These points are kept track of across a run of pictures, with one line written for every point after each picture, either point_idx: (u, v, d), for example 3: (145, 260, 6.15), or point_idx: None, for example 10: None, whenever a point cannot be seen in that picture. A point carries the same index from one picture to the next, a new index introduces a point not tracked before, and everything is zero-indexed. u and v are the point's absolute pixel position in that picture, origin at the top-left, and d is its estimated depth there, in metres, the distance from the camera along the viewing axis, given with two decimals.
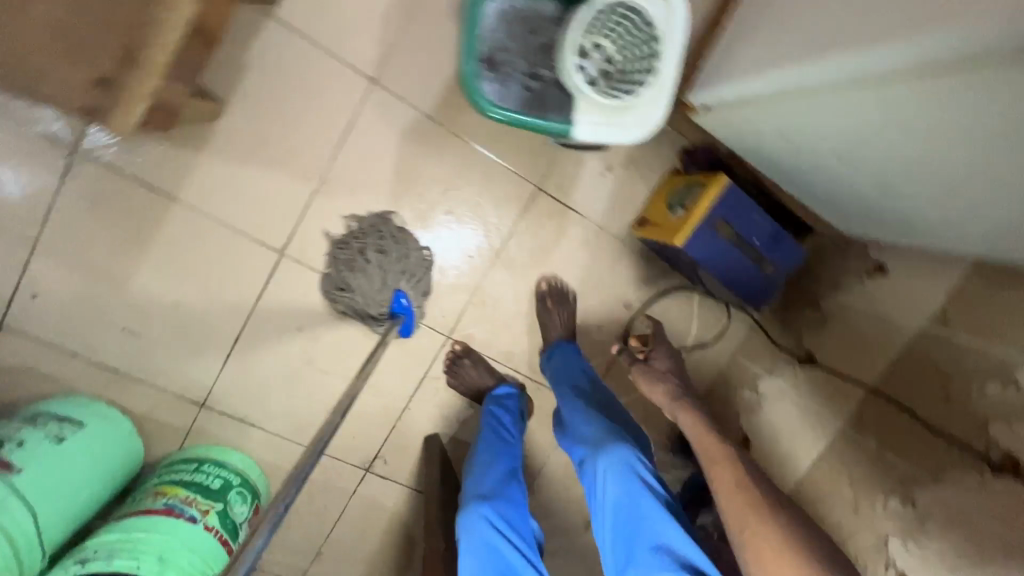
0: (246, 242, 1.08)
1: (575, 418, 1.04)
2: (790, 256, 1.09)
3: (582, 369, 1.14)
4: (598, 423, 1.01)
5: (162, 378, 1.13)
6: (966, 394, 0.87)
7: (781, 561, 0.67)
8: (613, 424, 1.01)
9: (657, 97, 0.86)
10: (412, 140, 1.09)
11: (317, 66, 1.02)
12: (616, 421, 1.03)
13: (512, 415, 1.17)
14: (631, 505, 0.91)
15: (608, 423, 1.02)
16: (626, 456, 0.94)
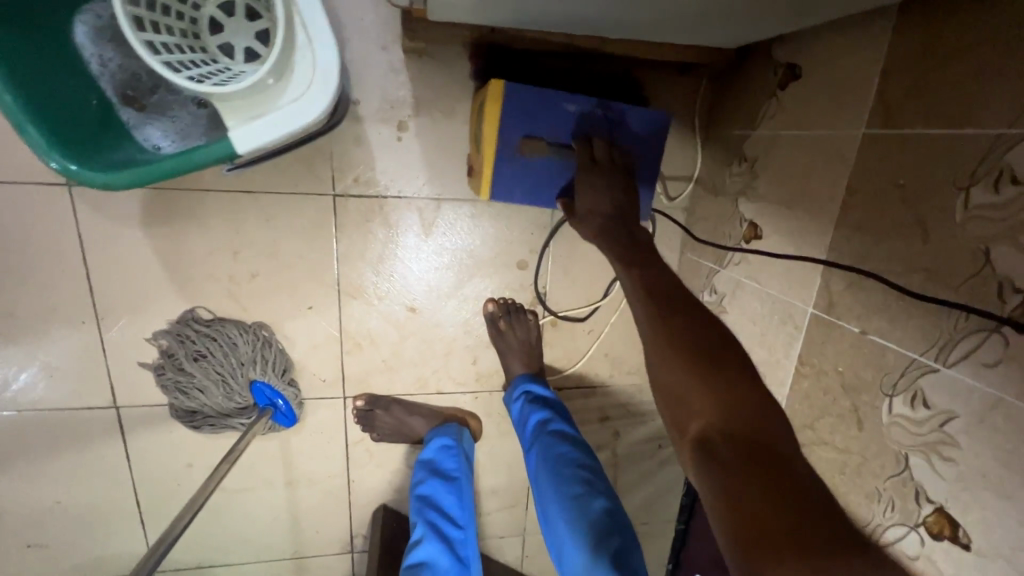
0: (72, 414, 0.95)
1: (555, 520, 0.84)
2: (634, 137, 0.83)
3: (544, 426, 0.93)
4: (583, 533, 0.80)
5: (97, 569, 1.06)
6: (944, 215, 0.55)
7: (716, 397, 0.49)
8: (596, 522, 0.80)
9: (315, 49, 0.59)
10: (158, 220, 0.88)
11: (0, 203, 0.83)
12: (596, 509, 0.82)
13: (456, 492, 0.93)
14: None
15: (596, 523, 0.80)
16: None
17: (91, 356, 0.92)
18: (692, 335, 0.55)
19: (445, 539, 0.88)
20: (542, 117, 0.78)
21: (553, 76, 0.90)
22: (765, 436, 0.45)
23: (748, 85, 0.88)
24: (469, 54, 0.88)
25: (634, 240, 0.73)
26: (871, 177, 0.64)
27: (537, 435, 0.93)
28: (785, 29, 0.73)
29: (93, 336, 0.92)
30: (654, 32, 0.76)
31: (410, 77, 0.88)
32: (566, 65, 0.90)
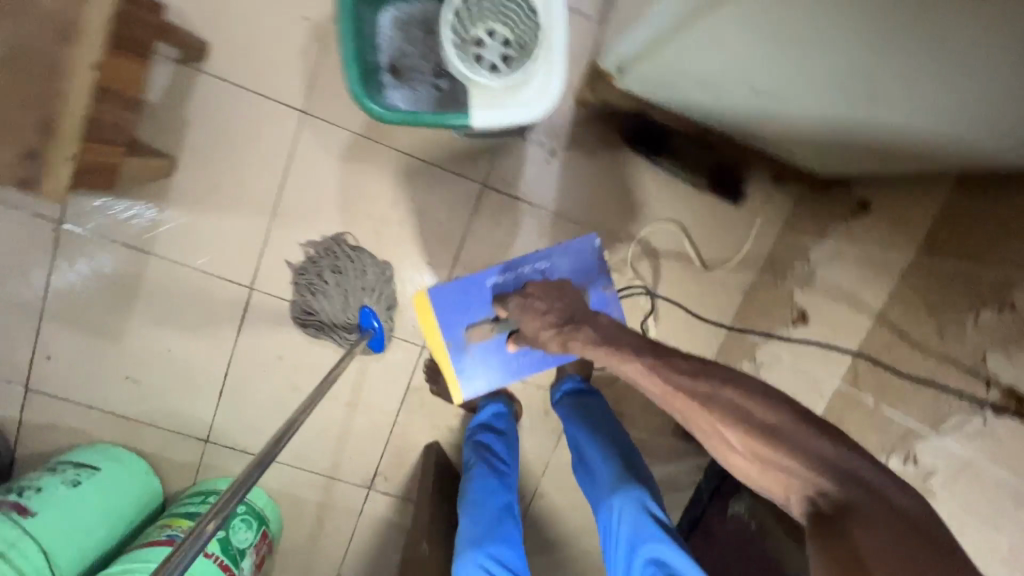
0: (213, 283, 1.16)
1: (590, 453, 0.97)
2: (571, 257, 1.10)
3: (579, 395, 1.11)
4: (607, 458, 0.95)
5: (167, 420, 1.22)
6: (960, 327, 0.74)
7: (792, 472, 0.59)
8: (622, 455, 0.96)
9: (551, 70, 0.83)
10: (349, 159, 1.13)
11: (247, 110, 1.09)
12: (624, 448, 0.98)
13: (506, 441, 1.09)
14: (632, 536, 0.84)
15: (619, 455, 0.95)
16: (638, 494, 0.86)
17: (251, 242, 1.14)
18: (751, 422, 0.62)
19: (490, 466, 1.03)
20: (467, 299, 1.10)
21: (682, 152, 1.14)
22: (852, 500, 0.55)
23: (826, 206, 1.10)
24: (624, 119, 1.14)
25: (600, 327, 0.79)
26: (912, 291, 0.84)
27: (572, 406, 1.08)
28: (868, 169, 0.95)
29: (261, 228, 1.14)
30: (769, 143, 1.00)
31: (572, 119, 1.13)
32: (695, 146, 1.14)
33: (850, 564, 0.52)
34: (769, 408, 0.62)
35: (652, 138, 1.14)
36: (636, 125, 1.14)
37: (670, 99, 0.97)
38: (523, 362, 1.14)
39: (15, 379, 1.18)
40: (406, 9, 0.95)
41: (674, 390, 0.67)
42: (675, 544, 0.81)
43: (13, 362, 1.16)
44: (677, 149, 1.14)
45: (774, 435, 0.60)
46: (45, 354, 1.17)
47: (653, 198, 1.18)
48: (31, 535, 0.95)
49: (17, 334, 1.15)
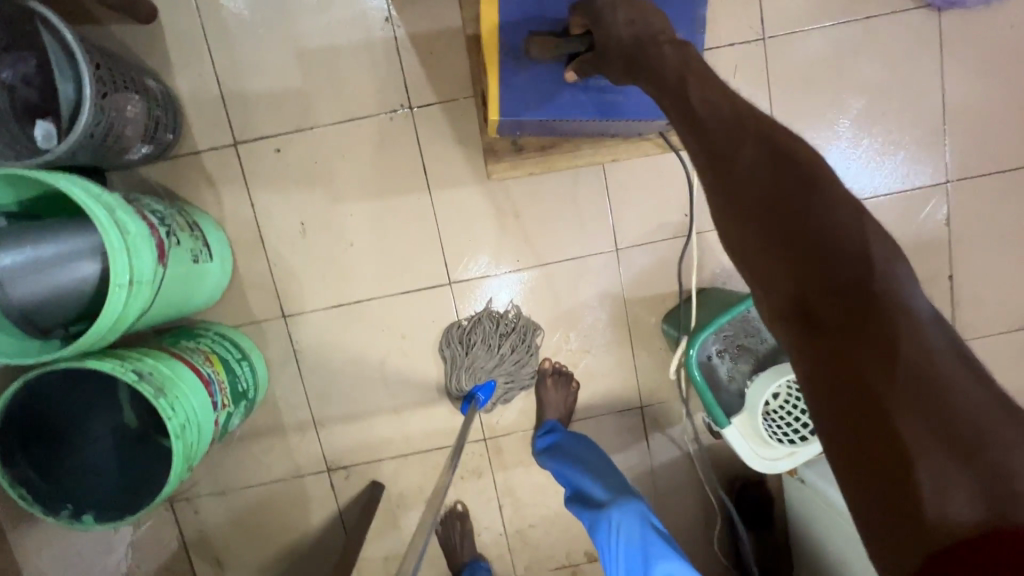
0: (434, 251, 1.22)
1: (580, 479, 1.06)
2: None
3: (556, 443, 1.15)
4: (597, 484, 1.04)
5: (282, 273, 1.22)
6: None
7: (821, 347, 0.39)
8: (608, 480, 1.06)
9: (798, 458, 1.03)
10: (598, 299, 1.26)
11: (592, 207, 1.23)
12: (603, 470, 1.09)
13: None
14: (644, 555, 0.97)
15: (602, 476, 1.06)
16: (638, 508, 0.99)
17: (486, 263, 1.23)
18: (761, 186, 0.45)
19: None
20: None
21: (754, 534, 1.30)
22: (886, 339, 0.37)
23: None
24: (755, 488, 1.30)
25: (662, 67, 0.61)
26: None
27: (561, 444, 1.15)
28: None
29: (504, 264, 1.24)
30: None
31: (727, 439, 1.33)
32: (764, 538, 1.30)
33: (869, 439, 0.36)
34: (827, 268, 0.40)
35: (745, 507, 1.29)
36: (740, 488, 1.30)
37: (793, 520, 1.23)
38: (592, 97, 0.89)
39: (237, 128, 1.17)
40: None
41: (721, 183, 0.48)
42: (674, 551, 0.98)
43: (253, 121, 1.16)
44: (751, 529, 1.29)
45: (789, 227, 0.42)
46: (277, 145, 1.18)
47: None
48: (155, 282, 0.90)
49: (283, 112, 1.16)
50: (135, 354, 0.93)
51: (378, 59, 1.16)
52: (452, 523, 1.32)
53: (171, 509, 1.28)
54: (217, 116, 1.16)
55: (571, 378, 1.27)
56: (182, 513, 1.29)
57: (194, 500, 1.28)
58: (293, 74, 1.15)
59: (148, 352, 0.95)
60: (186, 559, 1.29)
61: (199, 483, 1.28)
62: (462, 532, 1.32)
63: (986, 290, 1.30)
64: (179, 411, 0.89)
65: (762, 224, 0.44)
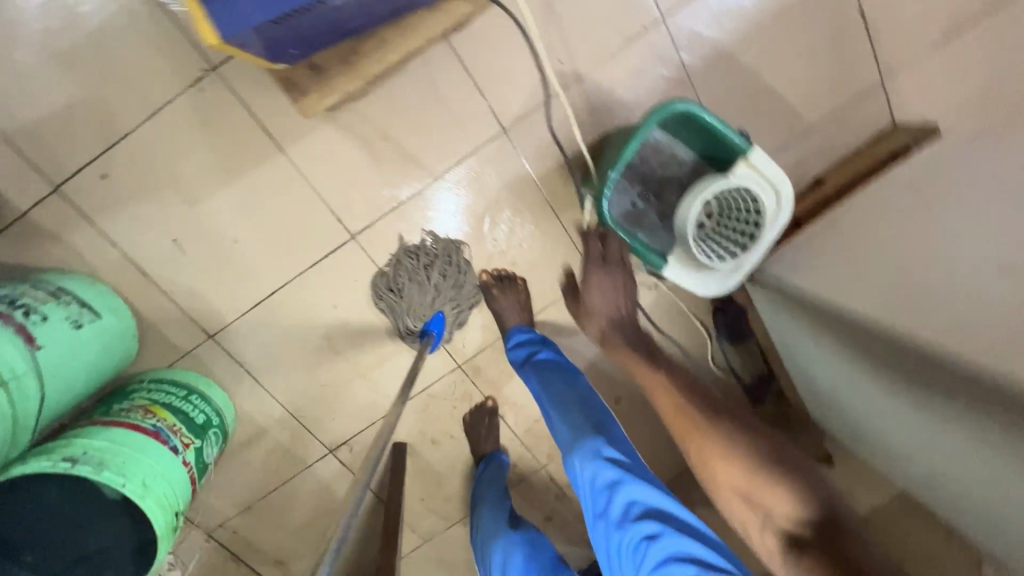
0: (321, 211, 1.12)
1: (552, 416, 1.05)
2: None
3: (530, 357, 1.14)
4: (563, 420, 1.02)
5: (184, 297, 1.14)
6: None
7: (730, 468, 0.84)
8: (573, 413, 1.02)
9: (742, 272, 0.99)
10: (508, 190, 1.18)
11: (459, 96, 1.09)
12: (573, 400, 1.04)
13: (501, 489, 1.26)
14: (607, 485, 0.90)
15: (569, 400, 1.04)
16: (593, 444, 0.94)
17: (379, 202, 1.14)
18: (693, 398, 0.93)
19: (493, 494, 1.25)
20: None
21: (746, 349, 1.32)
22: (833, 526, 0.76)
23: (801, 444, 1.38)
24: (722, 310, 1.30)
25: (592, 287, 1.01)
26: None
27: (529, 362, 1.13)
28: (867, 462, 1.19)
29: (397, 195, 1.14)
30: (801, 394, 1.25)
31: None
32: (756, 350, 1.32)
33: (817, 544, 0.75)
34: (806, 491, 0.80)
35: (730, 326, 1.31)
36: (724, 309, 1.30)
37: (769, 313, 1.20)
38: None
39: (47, 171, 1.02)
40: (668, 136, 1.02)
41: (677, 408, 0.93)
42: (634, 480, 0.90)
43: (59, 155, 1.01)
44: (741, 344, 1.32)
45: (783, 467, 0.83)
46: (100, 170, 1.04)
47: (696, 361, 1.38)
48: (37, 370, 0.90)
49: (85, 133, 1.01)
50: (60, 441, 0.90)
51: (149, 26, 0.97)
52: (471, 430, 1.34)
53: (211, 540, 1.34)
54: (19, 167, 1.01)
55: (514, 278, 1.23)
56: (223, 538, 1.35)
57: (227, 524, 1.34)
58: (68, 84, 0.98)
59: (75, 433, 0.92)
60: (248, 569, 1.38)
61: (223, 510, 1.32)
62: (486, 428, 1.33)
63: (902, 11, 1.17)
64: (131, 474, 0.88)
65: (763, 455, 0.84)
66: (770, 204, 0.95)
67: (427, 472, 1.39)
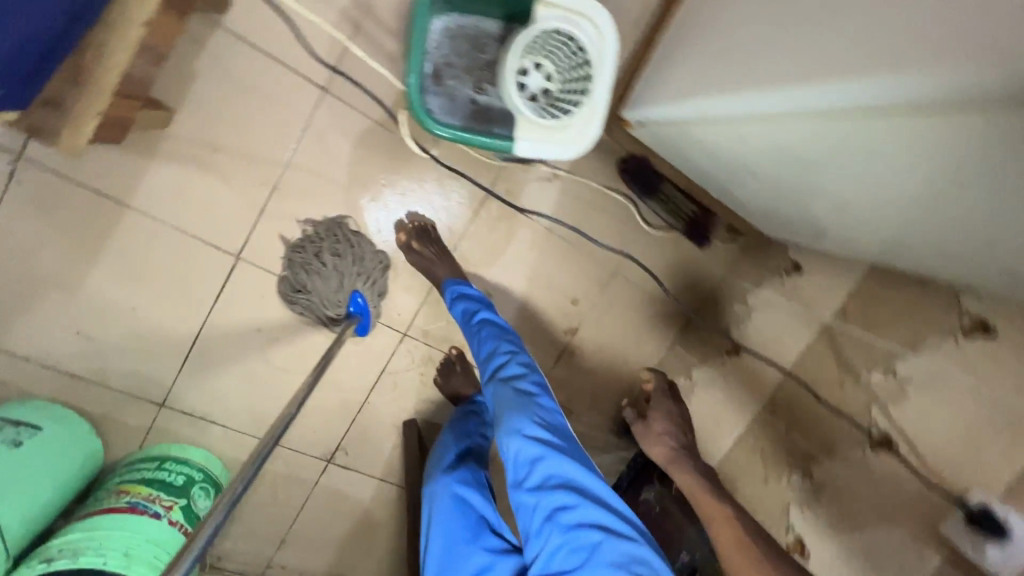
0: (196, 246, 1.11)
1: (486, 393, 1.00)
2: None
3: (468, 316, 1.08)
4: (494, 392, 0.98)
5: (117, 380, 1.15)
6: (857, 382, 1.00)
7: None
8: (503, 387, 0.97)
9: (595, 117, 0.92)
10: (362, 145, 1.13)
11: (264, 75, 1.04)
12: (504, 375, 0.99)
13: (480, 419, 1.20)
14: (533, 458, 0.87)
15: (503, 362, 1.00)
16: (516, 424, 0.89)
17: (244, 213, 1.11)
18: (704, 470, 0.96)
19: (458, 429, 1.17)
20: None
21: (670, 198, 1.31)
22: None
23: (765, 263, 1.34)
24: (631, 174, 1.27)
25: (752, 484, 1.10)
26: (821, 346, 1.10)
27: (464, 316, 1.09)
28: (847, 248, 1.07)
29: (259, 199, 1.11)
30: (763, 200, 1.13)
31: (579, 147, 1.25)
32: (680, 195, 1.31)
33: None
34: None
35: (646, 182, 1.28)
36: (634, 169, 1.27)
37: (682, 131, 1.08)
38: None
39: None
40: (468, 18, 0.98)
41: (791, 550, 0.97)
42: (563, 457, 0.87)
43: None
44: (664, 196, 1.30)
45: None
46: None
47: (628, 230, 1.34)
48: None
49: None
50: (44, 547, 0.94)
51: None
52: (446, 385, 1.32)
53: None
54: None
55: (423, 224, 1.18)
56: None
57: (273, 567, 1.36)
58: None
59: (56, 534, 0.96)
60: None
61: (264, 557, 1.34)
62: (460, 376, 1.32)
63: None
64: (112, 552, 0.92)
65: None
66: (585, 37, 0.89)
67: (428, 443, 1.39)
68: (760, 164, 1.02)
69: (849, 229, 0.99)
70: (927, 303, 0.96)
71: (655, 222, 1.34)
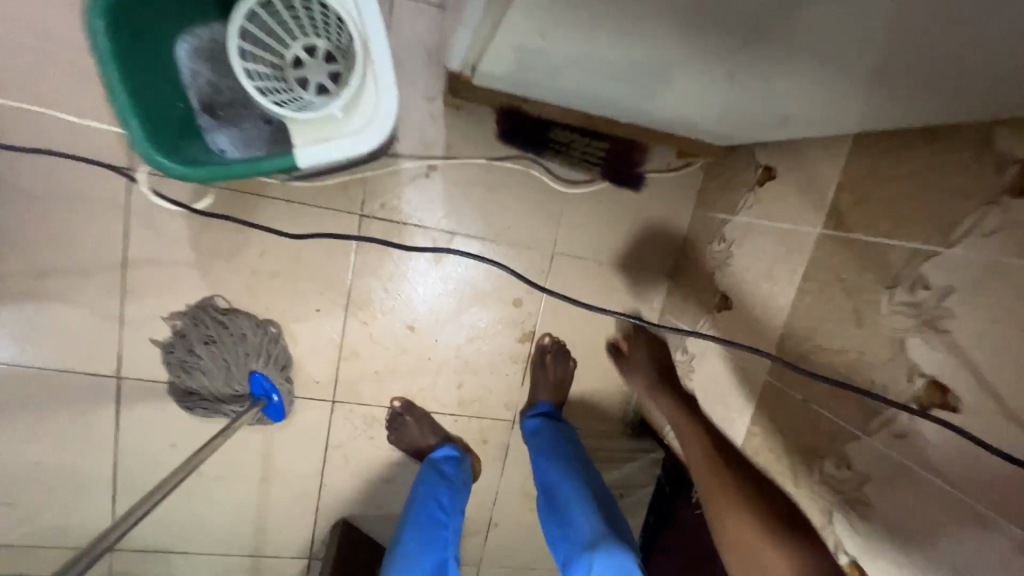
0: (72, 380, 1.01)
1: (575, 512, 0.94)
2: None
3: (558, 436, 1.07)
4: (587, 511, 0.93)
5: (55, 538, 1.07)
6: (874, 310, 0.67)
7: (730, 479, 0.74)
8: (607, 517, 0.94)
9: (382, 84, 0.69)
10: (196, 214, 0.97)
11: (59, 178, 0.92)
12: (609, 507, 0.96)
13: (447, 492, 1.04)
14: None
15: (592, 499, 0.96)
16: (625, 560, 0.86)
17: (104, 330, 0.99)
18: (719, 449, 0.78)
19: (423, 524, 0.99)
20: None
21: (568, 143, 1.04)
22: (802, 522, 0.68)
23: (732, 182, 1.02)
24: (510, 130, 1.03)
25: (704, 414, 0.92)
26: (820, 269, 0.77)
27: (543, 434, 1.07)
28: (831, 112, 0.68)
29: (112, 310, 0.99)
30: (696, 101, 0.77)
31: (446, 125, 1.01)
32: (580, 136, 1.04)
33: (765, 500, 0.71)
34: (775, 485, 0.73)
35: (531, 132, 1.03)
36: (512, 120, 1.02)
37: (534, 70, 0.75)
38: None
39: None
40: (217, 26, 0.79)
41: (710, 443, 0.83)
42: None
43: None
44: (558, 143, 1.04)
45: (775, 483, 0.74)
46: None
47: (548, 200, 1.08)
48: None
49: None
50: None
51: None
52: (404, 443, 1.13)
53: None
54: None
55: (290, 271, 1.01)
56: None
57: None
58: None
59: None
60: None
61: None
62: (413, 428, 1.12)
63: None
64: None
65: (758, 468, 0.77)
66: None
67: None
68: (653, 73, 0.67)
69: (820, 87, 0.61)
70: (942, 168, 0.62)
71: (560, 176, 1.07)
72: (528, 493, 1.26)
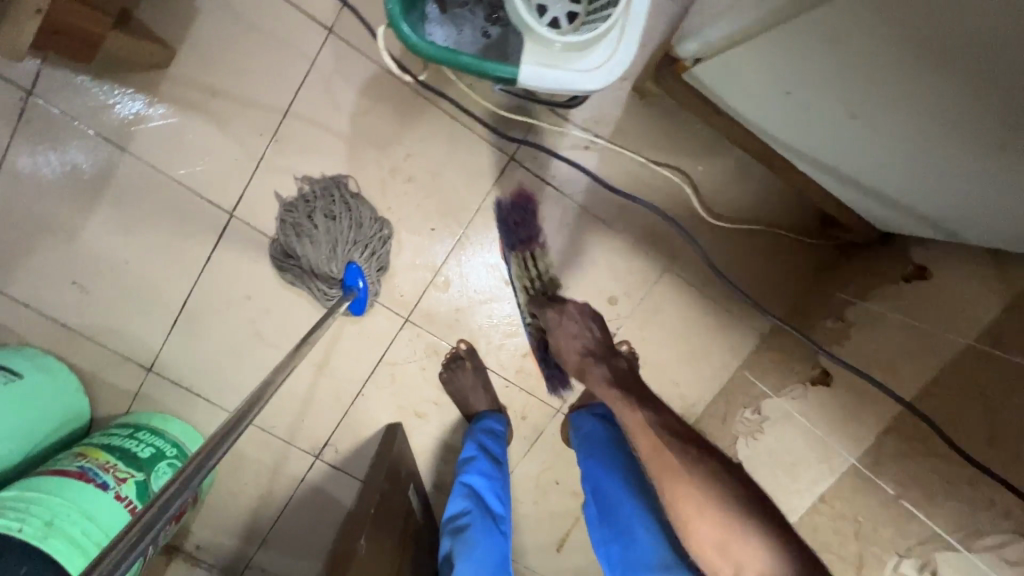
0: (191, 199, 1.03)
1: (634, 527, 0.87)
2: None
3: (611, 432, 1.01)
4: (648, 522, 0.88)
5: (109, 338, 1.10)
6: (1017, 435, 0.65)
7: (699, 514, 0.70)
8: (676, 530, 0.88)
9: (627, 30, 0.71)
10: (368, 97, 1.00)
11: (266, 14, 0.96)
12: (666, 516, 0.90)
13: (497, 480, 1.00)
14: None
15: (657, 515, 0.89)
16: None
17: (239, 167, 1.02)
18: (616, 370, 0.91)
19: (483, 512, 0.96)
20: None
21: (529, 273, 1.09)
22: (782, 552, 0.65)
23: (875, 269, 1.00)
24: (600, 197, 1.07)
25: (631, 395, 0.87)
26: (959, 379, 0.75)
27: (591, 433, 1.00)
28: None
29: (253, 152, 1.01)
30: (899, 178, 0.78)
31: (624, 108, 1.02)
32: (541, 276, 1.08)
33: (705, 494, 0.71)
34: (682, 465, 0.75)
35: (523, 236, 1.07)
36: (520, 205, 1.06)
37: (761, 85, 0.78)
38: None
39: None
40: None
41: (664, 457, 0.76)
42: None
43: None
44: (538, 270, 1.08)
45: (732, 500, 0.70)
46: None
47: (685, 215, 1.08)
48: None
49: None
50: None
51: None
52: (451, 385, 1.13)
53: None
54: None
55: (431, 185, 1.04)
56: None
57: (252, 564, 1.24)
58: None
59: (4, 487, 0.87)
60: None
61: (242, 551, 1.23)
62: (468, 375, 1.12)
63: None
64: (39, 518, 0.80)
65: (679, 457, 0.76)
66: None
67: (428, 452, 1.19)
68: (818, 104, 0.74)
69: (954, 132, 0.63)
70: None
71: (706, 201, 1.07)
72: (540, 485, 1.24)
